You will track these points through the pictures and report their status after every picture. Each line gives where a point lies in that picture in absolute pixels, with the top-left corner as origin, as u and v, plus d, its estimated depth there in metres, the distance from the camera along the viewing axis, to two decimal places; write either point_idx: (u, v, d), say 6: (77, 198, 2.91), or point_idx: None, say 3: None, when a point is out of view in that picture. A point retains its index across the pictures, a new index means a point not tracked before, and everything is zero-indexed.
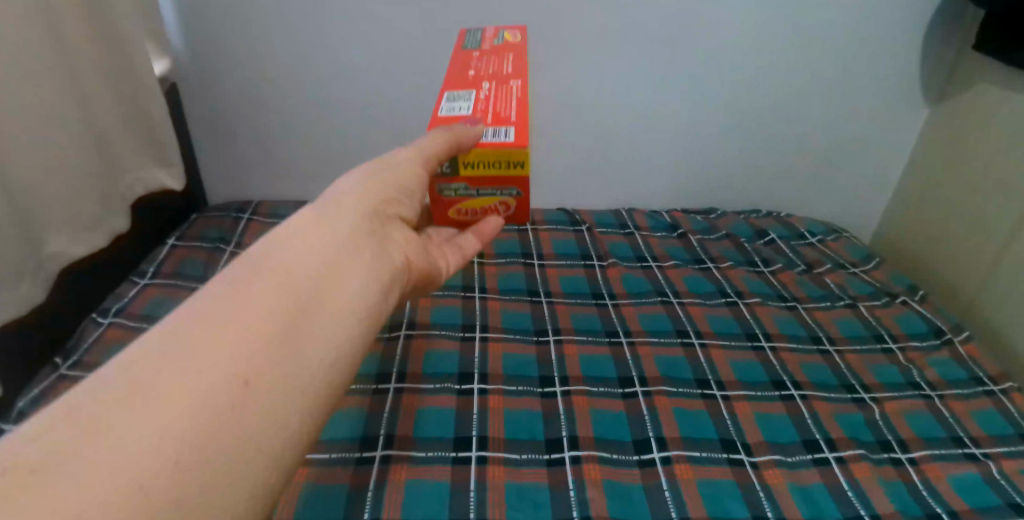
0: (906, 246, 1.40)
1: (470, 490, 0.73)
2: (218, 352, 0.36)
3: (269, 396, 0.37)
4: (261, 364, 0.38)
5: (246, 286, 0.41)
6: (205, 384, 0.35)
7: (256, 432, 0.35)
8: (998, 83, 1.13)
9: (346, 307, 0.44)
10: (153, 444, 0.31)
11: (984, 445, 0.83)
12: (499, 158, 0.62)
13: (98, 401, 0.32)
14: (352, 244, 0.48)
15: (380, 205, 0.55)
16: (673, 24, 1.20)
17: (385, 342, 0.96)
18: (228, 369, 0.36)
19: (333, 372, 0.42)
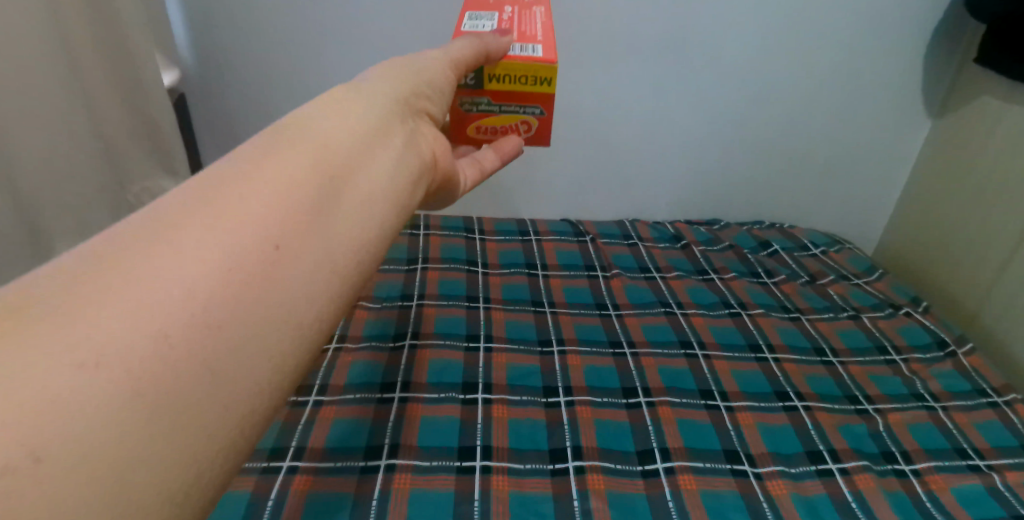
0: (909, 257, 1.40)
1: (474, 500, 0.73)
2: (245, 216, 0.34)
3: (299, 267, 0.34)
4: (290, 231, 0.35)
5: (275, 156, 0.38)
6: (232, 246, 0.32)
7: (281, 302, 0.33)
8: (1000, 96, 1.13)
9: (376, 191, 0.41)
10: (178, 297, 0.29)
11: (988, 457, 0.83)
12: (527, 73, 0.62)
13: (120, 248, 0.30)
14: (380, 126, 0.45)
15: (407, 99, 0.50)
16: (677, 35, 1.21)
17: (390, 351, 0.97)
18: (254, 234, 0.33)
19: (362, 254, 0.38)
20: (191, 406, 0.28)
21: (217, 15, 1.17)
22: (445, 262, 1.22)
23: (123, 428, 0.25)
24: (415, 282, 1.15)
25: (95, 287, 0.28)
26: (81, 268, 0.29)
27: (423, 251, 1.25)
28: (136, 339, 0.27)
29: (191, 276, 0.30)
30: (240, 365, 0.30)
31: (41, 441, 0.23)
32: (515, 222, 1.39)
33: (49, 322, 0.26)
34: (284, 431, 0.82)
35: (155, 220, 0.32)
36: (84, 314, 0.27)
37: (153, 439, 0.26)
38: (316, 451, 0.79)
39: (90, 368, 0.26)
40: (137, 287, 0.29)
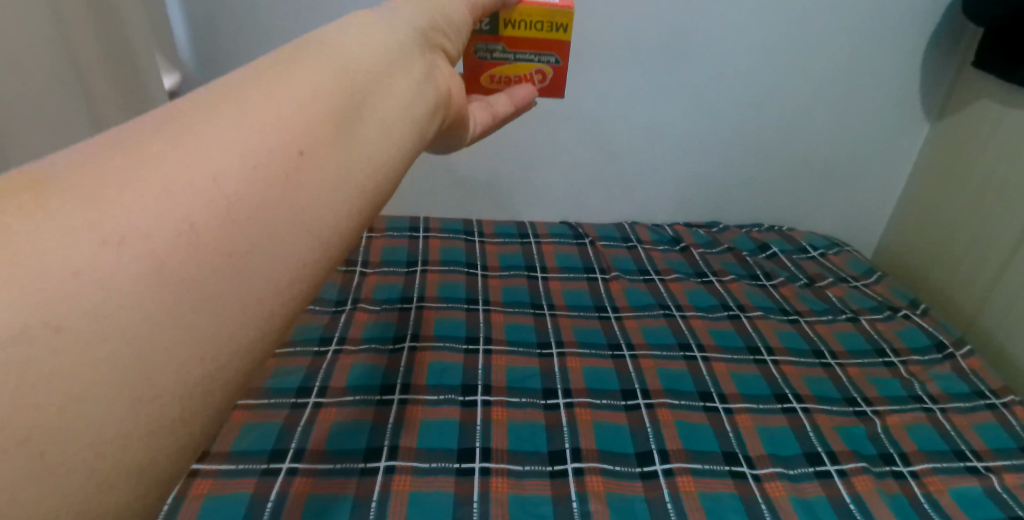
0: (908, 260, 1.40)
1: (473, 502, 0.74)
2: (259, 118, 0.29)
3: (326, 173, 0.30)
4: (318, 136, 0.31)
5: (295, 60, 0.33)
6: (255, 143, 0.28)
7: (296, 218, 0.28)
8: (998, 99, 1.14)
9: (401, 111, 0.36)
10: (202, 189, 0.26)
11: (986, 459, 0.83)
12: (544, 16, 0.64)
13: (142, 134, 0.27)
14: (406, 44, 0.40)
15: (434, 26, 0.46)
16: (676, 38, 1.22)
17: (390, 353, 0.97)
18: (270, 138, 0.29)
19: (385, 178, 0.34)
20: (218, 299, 0.25)
21: (219, 17, 1.18)
22: (445, 264, 1.22)
23: (148, 310, 0.23)
24: (414, 284, 1.15)
25: (115, 164, 0.25)
26: (97, 154, 0.26)
27: (422, 253, 1.25)
28: (161, 221, 0.24)
29: (213, 170, 0.26)
30: (265, 270, 0.27)
31: (59, 311, 0.21)
32: (514, 224, 1.40)
33: (68, 191, 0.24)
34: (283, 433, 0.82)
35: (178, 110, 0.29)
36: (105, 190, 0.24)
37: (178, 327, 0.24)
38: (316, 453, 0.79)
39: (114, 246, 0.23)
40: (161, 170, 0.25)
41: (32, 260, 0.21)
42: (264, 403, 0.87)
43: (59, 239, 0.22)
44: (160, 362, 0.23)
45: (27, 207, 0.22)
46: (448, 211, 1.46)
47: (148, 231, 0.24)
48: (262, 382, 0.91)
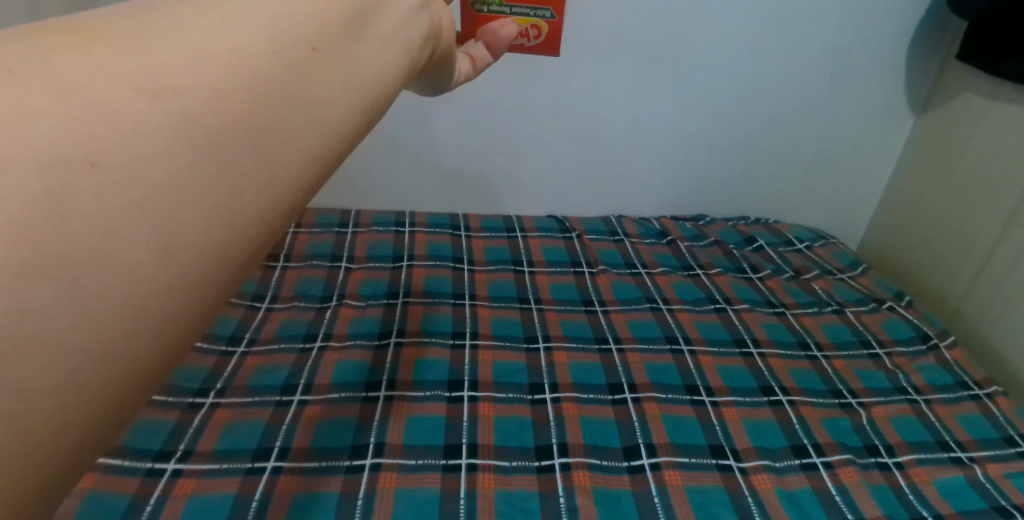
0: (893, 252, 1.41)
1: (459, 498, 0.73)
2: (274, 16, 0.30)
3: (339, 69, 0.31)
4: (330, 35, 0.31)
5: None
6: (274, 27, 0.29)
7: (310, 118, 0.29)
8: (983, 92, 1.14)
9: (410, 25, 0.37)
10: (225, 59, 0.27)
11: (970, 450, 0.84)
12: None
13: (151, 26, 0.27)
14: None
15: None
16: (662, 30, 1.21)
17: (375, 350, 0.96)
18: (289, 34, 0.30)
19: (390, 88, 0.35)
20: (234, 170, 0.27)
21: None
22: (431, 259, 1.21)
23: (177, 163, 0.25)
24: (400, 279, 1.14)
25: (149, 28, 0.27)
26: (127, 16, 0.27)
27: (408, 248, 1.24)
28: (190, 85, 0.26)
29: (238, 42, 0.28)
30: (272, 152, 0.28)
31: (97, 148, 0.23)
32: (501, 218, 1.39)
33: (115, 42, 0.25)
34: (267, 432, 0.81)
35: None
36: (142, 45, 0.26)
37: (202, 188, 0.25)
38: (300, 451, 0.78)
39: (149, 96, 0.25)
40: (190, 36, 0.27)
41: (74, 96, 0.23)
42: (246, 402, 0.86)
43: (100, 81, 0.24)
44: (185, 216, 0.25)
45: (76, 51, 0.24)
46: (434, 205, 1.44)
47: (182, 86, 0.26)
48: (244, 380, 0.90)
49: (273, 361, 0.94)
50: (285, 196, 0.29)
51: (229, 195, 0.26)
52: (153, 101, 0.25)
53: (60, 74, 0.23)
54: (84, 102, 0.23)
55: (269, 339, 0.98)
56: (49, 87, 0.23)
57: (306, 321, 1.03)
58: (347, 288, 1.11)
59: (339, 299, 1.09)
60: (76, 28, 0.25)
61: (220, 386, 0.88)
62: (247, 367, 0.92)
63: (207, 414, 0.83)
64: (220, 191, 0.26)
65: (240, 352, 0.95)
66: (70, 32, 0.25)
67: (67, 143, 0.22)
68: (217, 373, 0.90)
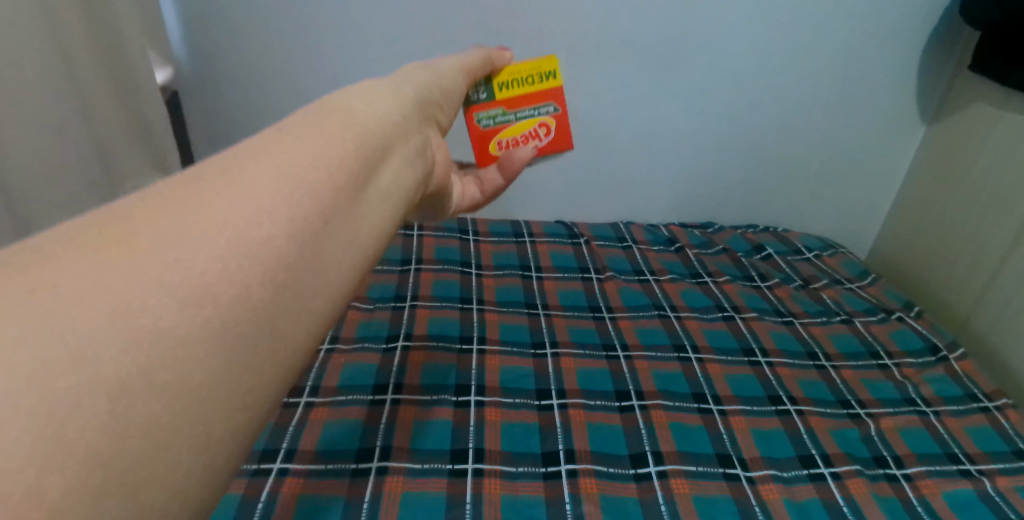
0: (902, 263, 1.40)
1: (466, 504, 0.73)
2: (291, 189, 0.30)
3: (342, 243, 0.32)
4: (338, 206, 0.32)
5: (315, 122, 0.35)
6: (294, 200, 0.29)
7: (318, 298, 0.30)
8: (994, 103, 1.14)
9: (403, 177, 0.39)
10: (254, 246, 0.27)
11: (979, 463, 0.83)
12: (531, 70, 0.67)
13: (173, 207, 0.26)
14: (414, 116, 0.44)
15: (428, 100, 0.47)
16: (670, 37, 1.21)
17: (383, 352, 0.97)
18: (306, 211, 0.30)
19: (382, 239, 0.36)
20: (259, 362, 0.26)
21: (211, 8, 1.16)
22: (439, 262, 1.22)
23: (214, 367, 0.24)
24: (408, 283, 1.15)
25: (188, 222, 0.26)
26: (158, 206, 0.26)
27: (417, 251, 1.24)
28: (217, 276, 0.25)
29: (265, 227, 0.28)
30: (289, 332, 0.27)
31: (150, 367, 0.21)
32: (509, 223, 1.39)
33: (161, 239, 0.25)
34: (275, 434, 0.81)
35: (230, 161, 0.31)
36: (186, 247, 0.25)
37: (235, 387, 0.24)
38: (307, 454, 0.78)
39: (193, 307, 0.24)
40: (222, 224, 0.26)
41: (129, 316, 0.22)
42: None
43: (152, 295, 0.23)
44: (220, 416, 0.23)
45: (127, 265, 0.23)
46: None
47: (224, 283, 0.25)
48: None
49: None
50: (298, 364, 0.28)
51: (256, 384, 0.25)
52: (196, 311, 0.24)
53: (114, 290, 0.22)
54: (138, 320, 0.22)
55: None
56: (107, 308, 0.22)
57: None
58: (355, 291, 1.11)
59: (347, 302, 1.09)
60: (114, 229, 0.24)
61: None
62: None
63: None
64: (249, 383, 0.25)
65: None
66: (119, 237, 0.24)
67: (127, 366, 0.21)
68: None
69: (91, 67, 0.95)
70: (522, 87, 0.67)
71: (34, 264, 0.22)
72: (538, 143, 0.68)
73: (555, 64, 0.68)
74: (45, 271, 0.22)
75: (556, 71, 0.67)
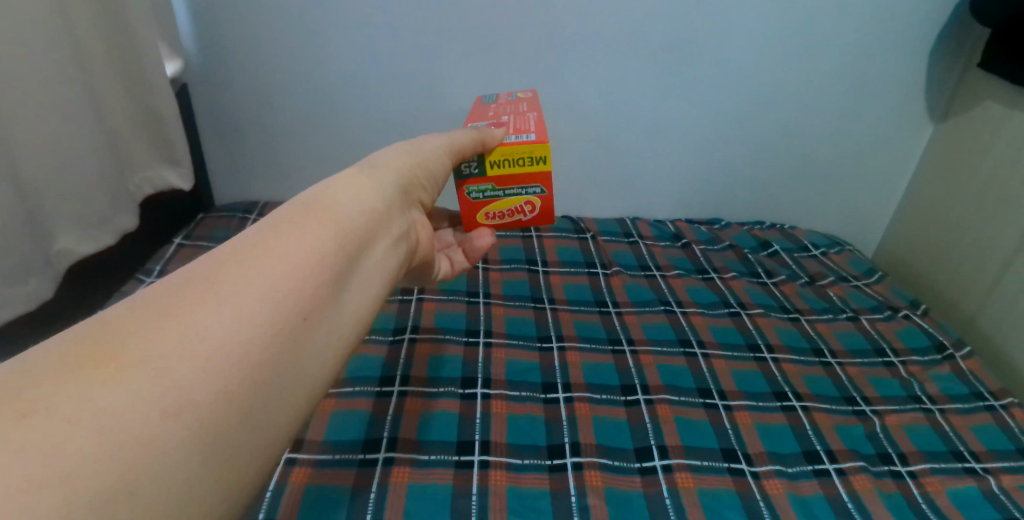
0: (909, 262, 1.40)
1: (471, 495, 0.74)
2: (274, 292, 0.36)
3: (319, 335, 0.38)
4: (317, 306, 0.38)
5: (301, 226, 0.41)
6: (272, 305, 0.35)
7: (296, 386, 0.35)
8: (1004, 100, 1.13)
9: (375, 268, 0.45)
10: (238, 347, 0.32)
11: (983, 461, 0.84)
12: (524, 154, 0.66)
13: (168, 308, 0.32)
14: (392, 205, 0.50)
15: (408, 184, 0.54)
16: (679, 34, 1.21)
17: (390, 344, 0.97)
18: (288, 311, 0.36)
19: (358, 329, 0.42)
20: (235, 455, 0.31)
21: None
22: None
23: (191, 461, 0.28)
24: (409, 312, 1.05)
25: (170, 338, 0.31)
26: (146, 317, 0.31)
27: None
28: (194, 373, 0.30)
29: (242, 335, 0.33)
30: (267, 419, 0.33)
31: (131, 473, 0.26)
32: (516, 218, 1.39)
33: (147, 357, 0.29)
34: None
35: (211, 269, 0.36)
36: (167, 363, 0.30)
37: (212, 477, 0.29)
38: (314, 444, 0.79)
39: (173, 416, 0.28)
40: (201, 336, 0.31)
41: (111, 431, 0.26)
42: None
43: (133, 411, 0.27)
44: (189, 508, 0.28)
45: (114, 384, 0.28)
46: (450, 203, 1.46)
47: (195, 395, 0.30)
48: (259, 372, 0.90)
49: None
50: (273, 444, 0.33)
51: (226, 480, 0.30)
52: (175, 419, 0.28)
53: (102, 409, 0.27)
54: (120, 435, 0.27)
55: None
56: (92, 428, 0.26)
57: None
58: None
59: None
60: (104, 347, 0.29)
61: None
62: None
63: None
64: (225, 475, 0.30)
65: None
66: (109, 352, 0.29)
67: (113, 469, 0.26)
68: None
69: (101, 66, 0.96)
70: (513, 168, 0.67)
71: (27, 386, 0.27)
72: (522, 217, 0.72)
73: (548, 149, 0.66)
74: (38, 393, 0.27)
75: (549, 157, 0.66)
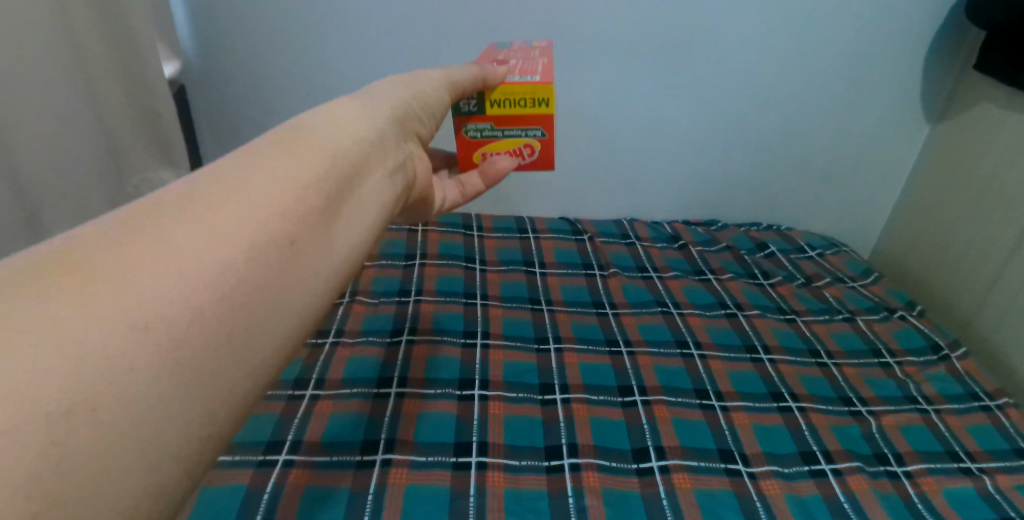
0: (907, 262, 1.40)
1: (470, 496, 0.74)
2: (256, 208, 0.32)
3: (310, 257, 0.33)
4: (306, 226, 0.34)
5: (286, 147, 0.37)
6: (256, 224, 0.31)
7: (283, 311, 0.31)
8: (999, 103, 1.14)
9: (371, 196, 0.41)
10: (216, 264, 0.28)
11: (979, 461, 0.84)
12: (525, 94, 0.66)
13: (144, 222, 0.28)
14: (388, 135, 0.46)
15: (406, 116, 0.50)
16: (676, 37, 1.22)
17: (388, 346, 0.97)
18: (272, 228, 0.32)
19: (353, 256, 0.37)
20: (217, 381, 0.27)
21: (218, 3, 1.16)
22: (444, 258, 1.22)
23: (163, 384, 0.24)
24: (407, 314, 1.05)
25: (139, 251, 0.27)
26: (112, 234, 0.27)
27: (421, 246, 1.25)
28: (173, 289, 0.26)
29: (224, 253, 0.29)
30: (252, 344, 0.29)
31: (93, 391, 0.22)
32: (513, 219, 1.40)
33: (110, 269, 0.25)
34: (280, 425, 0.82)
35: (188, 188, 0.31)
36: (136, 277, 0.26)
37: (190, 405, 0.25)
38: (312, 446, 0.79)
39: (142, 331, 0.25)
40: (174, 252, 0.27)
41: (77, 345, 0.23)
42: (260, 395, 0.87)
43: (95, 321, 0.24)
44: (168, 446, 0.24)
45: (77, 297, 0.24)
46: None
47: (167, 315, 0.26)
48: None
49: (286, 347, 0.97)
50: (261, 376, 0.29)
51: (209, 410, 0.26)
52: (144, 336, 0.25)
53: (66, 321, 0.23)
54: (82, 347, 0.23)
55: None
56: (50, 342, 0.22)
57: None
58: (361, 285, 1.12)
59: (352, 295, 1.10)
60: (67, 257, 0.25)
61: None
62: None
63: None
64: (206, 405, 0.26)
65: None
66: (75, 263, 0.25)
67: (70, 386, 0.22)
68: None
69: (101, 65, 0.95)
70: (513, 109, 0.67)
71: None
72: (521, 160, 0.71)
73: (551, 91, 0.66)
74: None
75: (550, 99, 0.66)
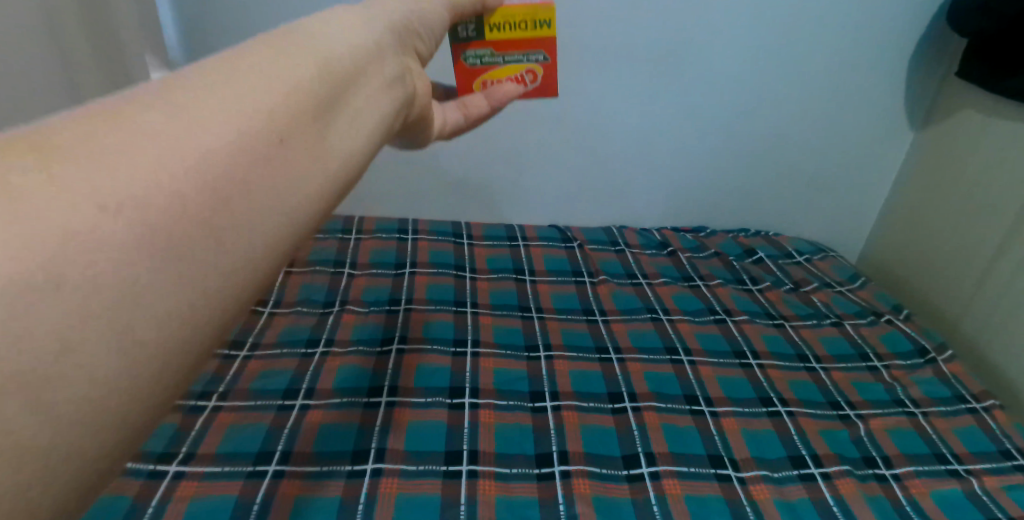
0: (893, 267, 1.42)
1: (460, 505, 0.73)
2: (240, 104, 0.27)
3: (303, 160, 0.29)
4: (298, 126, 0.29)
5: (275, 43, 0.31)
6: (236, 120, 0.26)
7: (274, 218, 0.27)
8: (981, 110, 1.16)
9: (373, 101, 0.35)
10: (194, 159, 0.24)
11: (966, 462, 0.85)
12: (526, 15, 0.63)
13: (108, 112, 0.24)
14: (390, 43, 0.40)
15: (410, 28, 0.44)
16: (664, 48, 1.23)
17: (378, 355, 0.97)
18: (258, 123, 0.27)
19: (352, 167, 0.33)
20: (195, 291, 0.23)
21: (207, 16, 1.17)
22: (433, 267, 1.23)
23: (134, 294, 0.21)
24: (397, 323, 1.05)
25: (103, 136, 0.22)
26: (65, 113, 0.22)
27: (411, 255, 1.26)
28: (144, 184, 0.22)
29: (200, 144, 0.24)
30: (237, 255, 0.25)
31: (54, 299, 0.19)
32: (503, 227, 1.40)
33: (81, 170, 0.21)
34: (269, 435, 0.81)
35: (164, 91, 0.26)
36: (103, 163, 0.21)
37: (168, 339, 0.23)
38: (302, 456, 0.78)
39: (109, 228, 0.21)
40: (147, 146, 0.23)
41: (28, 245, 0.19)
42: (249, 405, 0.86)
43: (54, 214, 0.20)
44: None
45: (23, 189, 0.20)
46: (437, 214, 1.46)
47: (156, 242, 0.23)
48: (247, 384, 0.90)
49: (277, 357, 0.96)
50: None
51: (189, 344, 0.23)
52: (113, 234, 0.21)
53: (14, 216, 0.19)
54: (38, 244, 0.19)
55: (271, 344, 0.99)
56: None
57: (308, 325, 1.04)
58: (351, 294, 1.12)
59: (342, 305, 1.10)
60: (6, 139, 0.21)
61: (222, 389, 0.89)
62: (250, 370, 0.93)
63: (209, 415, 0.84)
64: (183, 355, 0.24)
65: (243, 355, 0.96)
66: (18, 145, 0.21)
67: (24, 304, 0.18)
68: (220, 378, 0.91)
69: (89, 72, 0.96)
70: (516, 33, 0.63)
71: None
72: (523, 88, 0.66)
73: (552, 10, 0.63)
74: None
75: (551, 19, 0.63)
